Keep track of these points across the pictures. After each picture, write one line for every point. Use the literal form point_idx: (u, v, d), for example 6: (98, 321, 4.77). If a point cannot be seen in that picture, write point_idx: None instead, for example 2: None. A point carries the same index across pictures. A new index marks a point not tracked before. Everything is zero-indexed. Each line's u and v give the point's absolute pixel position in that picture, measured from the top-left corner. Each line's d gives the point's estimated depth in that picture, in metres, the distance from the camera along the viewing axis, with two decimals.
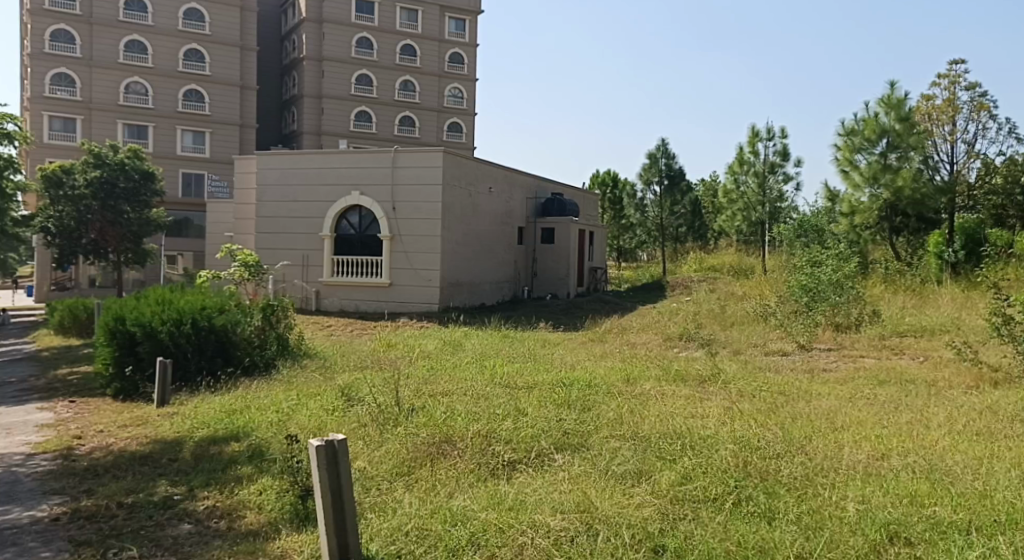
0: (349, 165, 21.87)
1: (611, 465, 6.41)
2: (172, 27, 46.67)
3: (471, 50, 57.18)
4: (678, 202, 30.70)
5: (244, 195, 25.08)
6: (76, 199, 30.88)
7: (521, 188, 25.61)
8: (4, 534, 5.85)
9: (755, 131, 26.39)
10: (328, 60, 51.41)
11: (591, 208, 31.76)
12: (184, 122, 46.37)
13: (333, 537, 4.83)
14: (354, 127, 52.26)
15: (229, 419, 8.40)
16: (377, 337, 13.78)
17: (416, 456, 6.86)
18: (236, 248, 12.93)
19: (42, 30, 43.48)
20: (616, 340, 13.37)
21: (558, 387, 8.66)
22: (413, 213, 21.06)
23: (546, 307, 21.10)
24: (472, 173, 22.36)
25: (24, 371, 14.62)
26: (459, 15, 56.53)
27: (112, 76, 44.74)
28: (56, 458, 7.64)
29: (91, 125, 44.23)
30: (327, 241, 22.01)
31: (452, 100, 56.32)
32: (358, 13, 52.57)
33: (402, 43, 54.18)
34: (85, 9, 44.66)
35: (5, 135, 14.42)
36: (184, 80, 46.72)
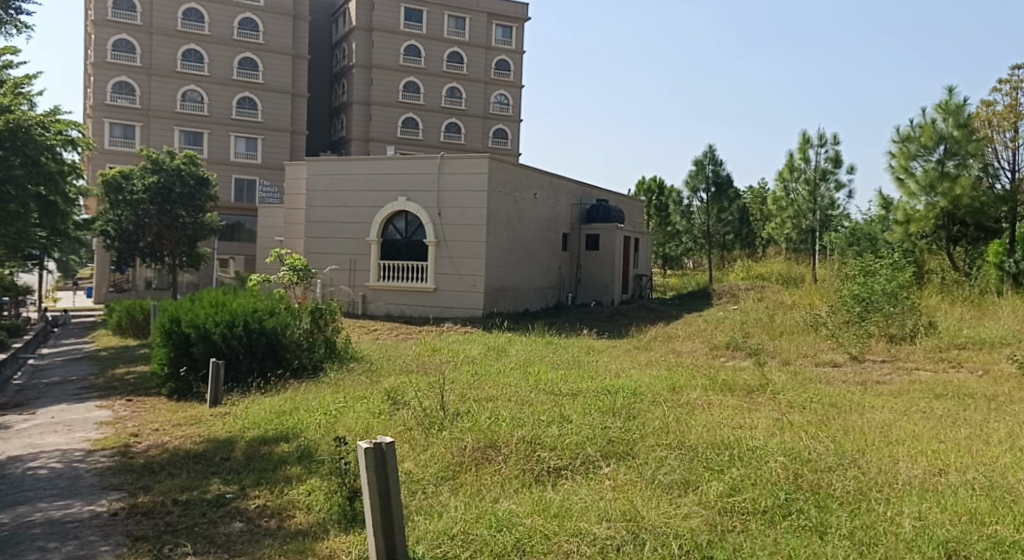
0: (397, 171, 22.12)
1: (657, 474, 6.36)
2: (227, 36, 47.76)
3: (517, 57, 57.29)
4: (725, 209, 30.31)
5: (293, 200, 25.54)
6: (134, 203, 31.94)
7: (566, 195, 25.60)
8: (66, 528, 6.06)
9: (806, 137, 25.85)
10: (377, 68, 52.14)
11: (636, 214, 31.54)
12: (238, 128, 47.51)
13: (382, 539, 4.87)
14: (401, 133, 52.86)
15: (278, 420, 8.56)
16: (421, 342, 13.90)
17: (461, 461, 6.89)
18: (286, 252, 13.16)
19: (105, 40, 44.76)
20: (661, 348, 13.29)
21: (602, 395, 8.62)
22: (458, 219, 21.20)
23: (590, 314, 21.05)
24: (518, 179, 22.43)
25: (84, 369, 15.14)
26: (506, 22, 56.65)
27: (170, 84, 46.00)
28: (115, 455, 7.88)
29: (149, 132, 45.52)
30: (374, 246, 22.36)
31: (498, 106, 56.58)
32: (406, 21, 53.20)
33: (450, 50, 54.60)
34: (146, 19, 45.93)
35: (69, 142, 14.96)
36: (238, 88, 47.89)
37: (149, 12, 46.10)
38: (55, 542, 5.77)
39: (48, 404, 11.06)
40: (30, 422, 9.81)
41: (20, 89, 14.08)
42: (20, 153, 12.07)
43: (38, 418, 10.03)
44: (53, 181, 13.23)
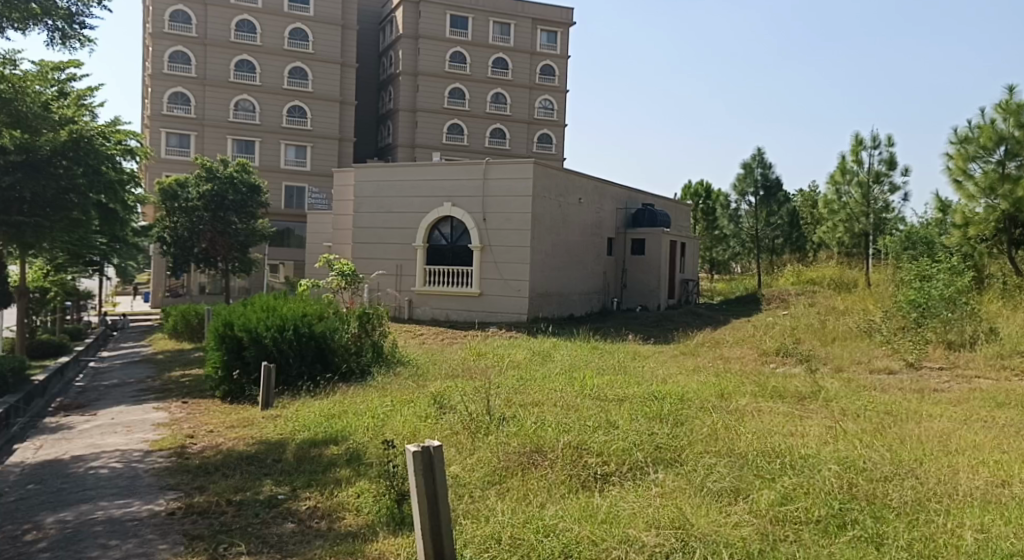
0: (442, 177, 22.31)
1: (706, 481, 6.28)
2: (278, 47, 48.80)
3: (562, 62, 57.19)
4: (773, 213, 29.89)
5: (341, 206, 25.92)
6: (190, 210, 32.78)
7: (611, 200, 25.51)
8: (127, 526, 6.25)
9: (858, 139, 25.25)
10: (423, 75, 52.74)
11: (682, 218, 31.19)
12: (288, 137, 48.58)
13: (431, 542, 4.88)
14: (446, 139, 53.40)
15: (327, 423, 8.69)
16: (467, 346, 13.98)
17: (507, 466, 6.91)
18: (334, 258, 13.37)
19: (163, 51, 45.99)
20: (709, 353, 13.13)
21: (650, 401, 8.55)
22: (503, 224, 21.28)
23: (636, 319, 20.93)
24: (562, 184, 22.39)
25: (143, 372, 15.62)
26: (551, 27, 56.68)
27: (223, 94, 47.17)
28: (172, 455, 8.09)
29: (203, 141, 46.74)
30: (420, 251, 22.56)
31: (543, 111, 56.59)
32: (452, 28, 53.70)
33: (495, 56, 54.90)
34: (201, 31, 47.11)
35: (128, 151, 15.48)
36: (288, 97, 48.92)
37: (204, 24, 47.26)
38: (116, 540, 5.96)
39: (108, 406, 11.43)
40: (92, 423, 10.14)
41: (82, 101, 14.63)
42: (82, 162, 12.84)
43: (99, 419, 10.38)
44: (113, 190, 13.82)
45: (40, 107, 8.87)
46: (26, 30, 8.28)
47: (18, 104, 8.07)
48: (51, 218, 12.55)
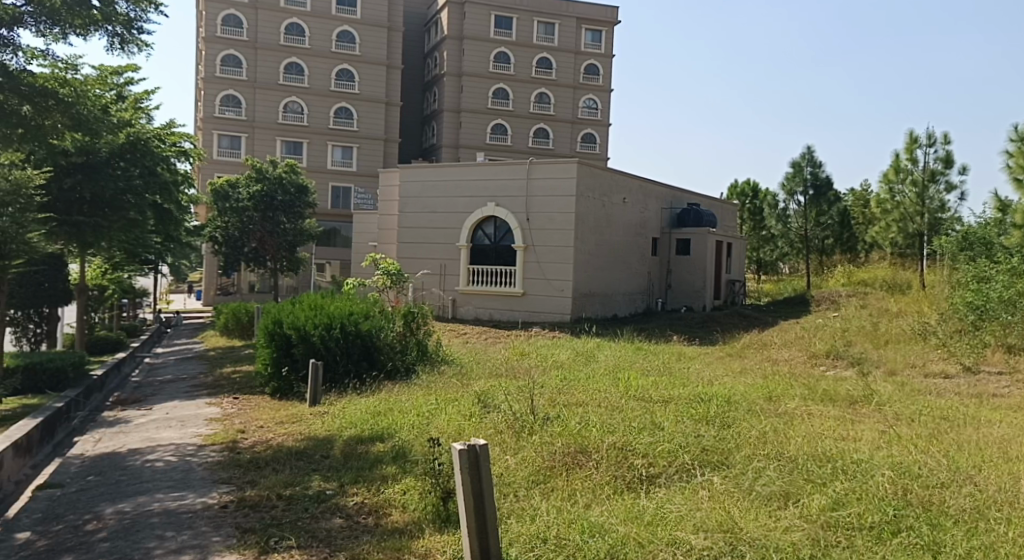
0: (486, 178, 22.43)
1: (755, 485, 6.20)
2: (326, 49, 49.50)
3: (606, 61, 56.91)
4: (824, 212, 29.22)
5: (386, 206, 26.22)
6: (240, 210, 33.48)
7: (655, 199, 25.30)
8: (181, 518, 6.41)
9: (913, 137, 24.65)
10: (468, 76, 53.05)
11: (729, 218, 30.93)
12: (335, 138, 49.26)
13: (477, 538, 4.89)
14: (490, 139, 53.52)
15: (374, 420, 8.81)
16: (511, 346, 14.03)
17: (552, 465, 6.91)
18: (380, 257, 13.61)
19: (215, 55, 47.01)
20: (756, 355, 12.98)
21: (696, 403, 8.47)
22: (546, 224, 21.29)
23: (681, 320, 20.77)
24: (606, 184, 22.28)
25: (197, 368, 16.03)
26: (595, 26, 56.42)
27: (273, 97, 48.03)
28: (224, 450, 8.28)
29: (254, 142, 47.69)
30: (463, 250, 22.72)
31: (587, 111, 56.40)
32: (496, 28, 53.87)
33: (539, 56, 54.90)
34: (252, 35, 48.02)
35: (183, 152, 15.91)
36: (336, 98, 49.59)
37: (255, 27, 48.14)
38: (172, 531, 6.12)
39: (163, 401, 11.75)
40: (148, 417, 10.44)
41: (140, 104, 15.06)
42: (140, 163, 13.71)
43: (155, 413, 10.66)
44: (167, 189, 14.55)
45: (99, 110, 9.07)
46: (87, 35, 8.47)
47: (79, 107, 8.21)
48: (109, 217, 13.16)
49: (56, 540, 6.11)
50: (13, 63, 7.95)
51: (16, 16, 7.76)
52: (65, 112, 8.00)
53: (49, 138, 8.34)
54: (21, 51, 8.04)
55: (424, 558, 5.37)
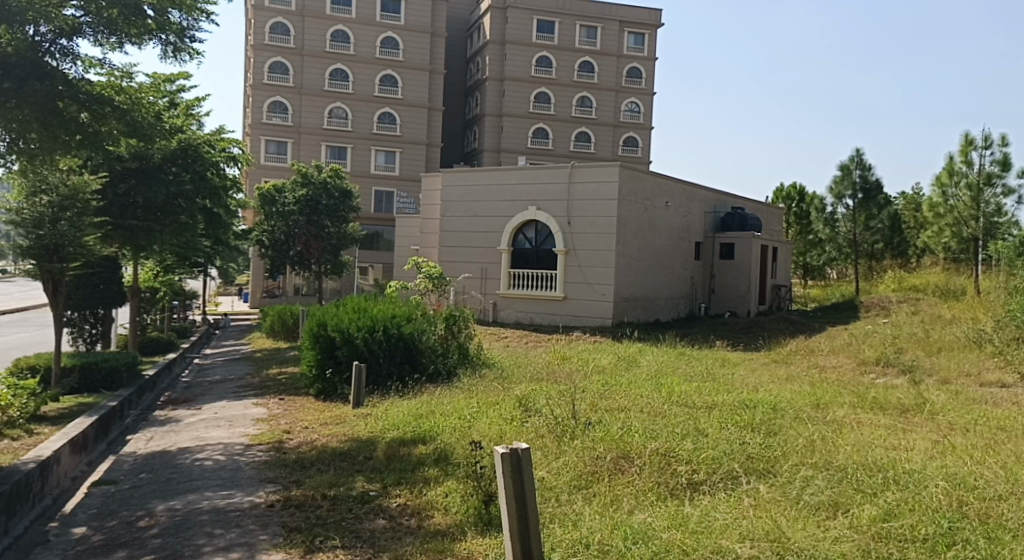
0: (526, 181, 22.50)
1: (802, 494, 6.09)
2: (371, 55, 50.09)
3: (649, 64, 56.51)
4: (873, 216, 28.65)
5: (428, 210, 26.44)
6: (286, 214, 34.05)
7: (699, 203, 25.04)
8: (230, 516, 6.54)
9: (968, 139, 23.99)
10: (510, 80, 53.26)
11: (774, 222, 30.55)
12: (378, 142, 49.85)
13: (519, 543, 4.82)
14: (532, 144, 53.65)
15: (416, 423, 8.87)
16: (551, 350, 14.02)
17: (594, 471, 6.89)
18: (423, 260, 13.87)
19: (263, 62, 47.97)
20: (803, 362, 12.77)
21: (740, 410, 8.37)
22: (588, 228, 21.23)
23: (725, 325, 20.50)
24: (649, 187, 22.15)
25: (245, 369, 16.36)
26: (639, 29, 56.10)
27: (318, 103, 48.83)
28: (271, 450, 8.44)
29: (300, 147, 48.53)
30: (505, 254, 22.85)
31: (629, 114, 56.17)
32: (539, 32, 53.99)
33: (581, 60, 54.84)
34: (298, 42, 48.81)
35: (231, 158, 16.30)
36: (379, 103, 50.14)
37: (301, 34, 48.93)
38: (221, 529, 6.25)
39: (211, 401, 12.02)
40: (198, 416, 10.70)
41: (191, 110, 15.44)
42: (191, 169, 14.15)
43: (204, 413, 10.91)
44: (216, 194, 14.98)
45: (153, 116, 9.34)
46: (141, 44, 8.73)
47: (134, 113, 8.51)
48: (162, 221, 13.55)
49: (111, 535, 6.29)
50: (72, 72, 8.23)
51: (76, 27, 8.00)
52: (121, 119, 8.29)
53: (105, 144, 8.61)
54: (79, 60, 8.31)
55: None
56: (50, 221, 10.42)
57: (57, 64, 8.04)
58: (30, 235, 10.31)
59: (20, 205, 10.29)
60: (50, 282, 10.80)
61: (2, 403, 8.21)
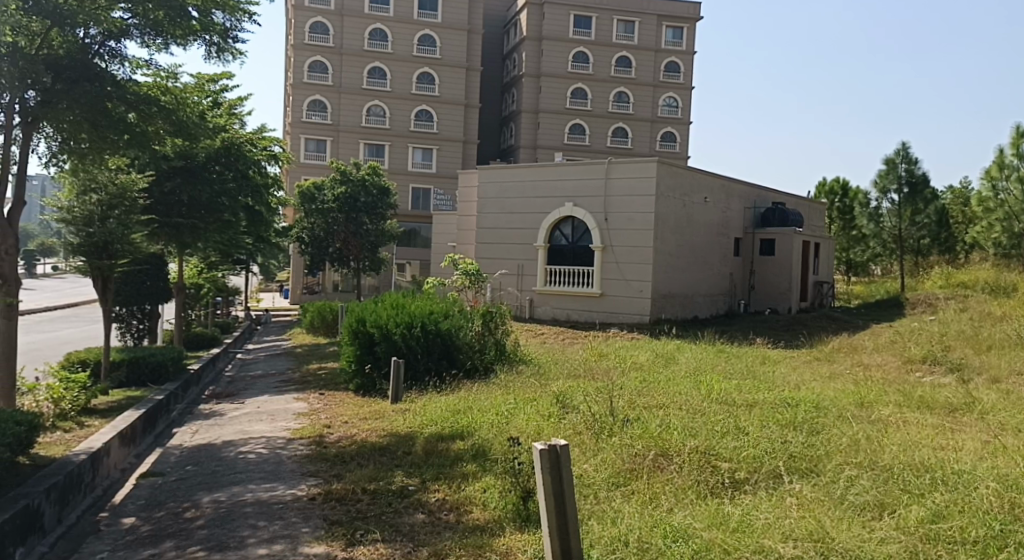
0: (562, 178, 22.50)
1: (846, 494, 5.98)
2: (408, 53, 50.43)
3: (688, 58, 55.89)
4: (920, 211, 27.99)
5: (465, 207, 26.56)
6: (325, 212, 34.48)
7: (738, 199, 24.73)
8: (273, 509, 6.65)
9: (1019, 131, 23.33)
10: (546, 76, 53.22)
11: (816, 218, 30.07)
12: (415, 140, 50.20)
13: (558, 540, 4.78)
14: (568, 140, 53.56)
15: (454, 418, 8.93)
16: (589, 346, 13.99)
17: (633, 468, 6.86)
18: (459, 258, 13.96)
19: (303, 62, 48.62)
20: (847, 360, 12.57)
21: (781, 408, 8.26)
22: (625, 224, 21.14)
23: (765, 322, 20.23)
24: (687, 183, 21.94)
25: (286, 364, 16.65)
26: (677, 23, 55.45)
27: (357, 101, 49.32)
28: (312, 444, 8.58)
29: (338, 146, 49.09)
30: (542, 251, 22.86)
31: (667, 109, 55.66)
32: (576, 28, 53.81)
33: (619, 55, 54.52)
34: (337, 41, 49.38)
35: (272, 156, 16.57)
36: (417, 101, 50.46)
37: (340, 34, 49.45)
38: (264, 521, 6.36)
39: (255, 395, 12.25)
40: (241, 410, 10.91)
41: (233, 110, 15.71)
42: (234, 167, 14.51)
43: (247, 407, 11.12)
44: (258, 192, 15.33)
45: (198, 116, 9.53)
46: (187, 44, 8.90)
47: (179, 113, 8.69)
48: (205, 219, 13.86)
49: (159, 526, 6.44)
50: (120, 73, 8.45)
51: (124, 29, 8.23)
52: (166, 118, 8.48)
53: (152, 144, 8.81)
54: (127, 62, 8.53)
55: (506, 555, 5.36)
56: (99, 218, 10.72)
57: (106, 66, 8.28)
58: (80, 233, 10.64)
59: (71, 204, 10.61)
60: (99, 279, 11.12)
61: (54, 397, 8.52)
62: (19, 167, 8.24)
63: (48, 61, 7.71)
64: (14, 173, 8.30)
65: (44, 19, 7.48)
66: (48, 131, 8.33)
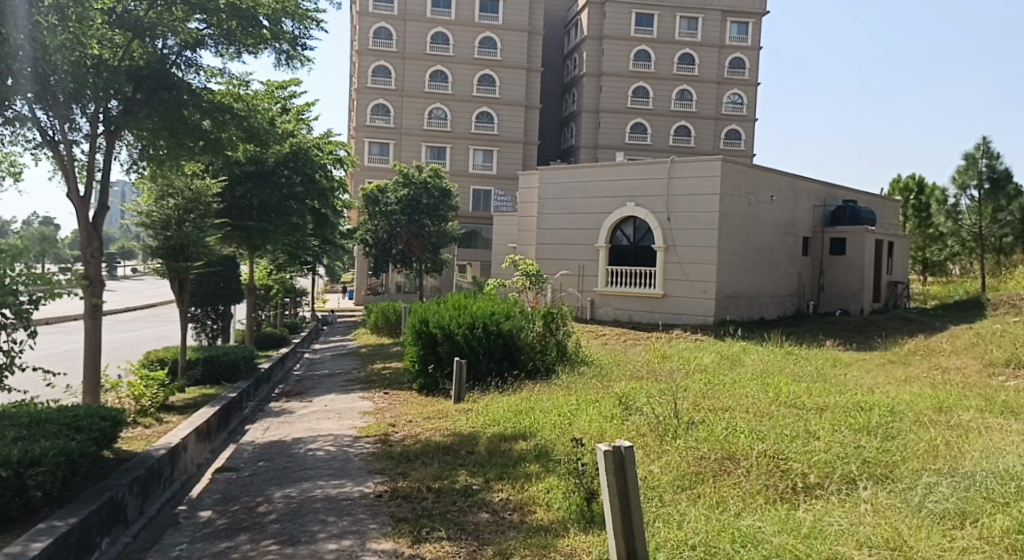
0: (624, 177, 22.38)
1: (924, 502, 5.72)
2: (469, 56, 50.85)
3: (754, 54, 54.79)
4: (1002, 207, 26.81)
5: (526, 208, 26.63)
6: (389, 214, 35.03)
7: (807, 196, 24.09)
8: (341, 505, 6.80)
9: None
10: (607, 76, 52.89)
11: (890, 215, 29.13)
12: (476, 142, 50.58)
13: (623, 542, 4.64)
14: (630, 139, 53.12)
15: (516, 418, 8.99)
16: (652, 348, 13.91)
17: (698, 472, 6.75)
18: (520, 258, 14.02)
19: (367, 67, 49.49)
20: (924, 362, 12.14)
21: (854, 412, 8.03)
22: (688, 223, 20.87)
23: (835, 323, 19.66)
24: (753, 181, 21.48)
25: (352, 363, 17.02)
26: (742, 19, 54.41)
27: (419, 104, 49.98)
28: (378, 442, 8.75)
29: (401, 149, 49.85)
30: (603, 251, 22.76)
31: (731, 106, 54.71)
32: (637, 26, 53.38)
33: (682, 52, 53.89)
34: (400, 46, 50.12)
35: (338, 160, 16.98)
36: (478, 103, 50.82)
37: (403, 38, 50.17)
38: (333, 516, 6.51)
39: (322, 394, 12.55)
40: (309, 408, 11.21)
41: (302, 116, 16.12)
42: (302, 171, 14.96)
43: (315, 405, 11.41)
44: (325, 195, 15.80)
45: (268, 122, 9.83)
46: (258, 53, 9.19)
47: (250, 119, 8.98)
48: (275, 222, 14.32)
49: (234, 519, 6.66)
50: (195, 82, 8.81)
51: (199, 39, 8.58)
52: (238, 125, 8.76)
53: (226, 150, 9.12)
54: (202, 71, 8.89)
55: (570, 556, 5.32)
56: (176, 222, 11.15)
57: (183, 75, 8.63)
58: (159, 236, 11.09)
59: (150, 208, 11.01)
60: (176, 280, 11.57)
61: (135, 394, 8.96)
62: (103, 174, 8.69)
63: (130, 71, 8.11)
64: (99, 180, 8.74)
65: (126, 32, 7.95)
66: (129, 139, 8.75)
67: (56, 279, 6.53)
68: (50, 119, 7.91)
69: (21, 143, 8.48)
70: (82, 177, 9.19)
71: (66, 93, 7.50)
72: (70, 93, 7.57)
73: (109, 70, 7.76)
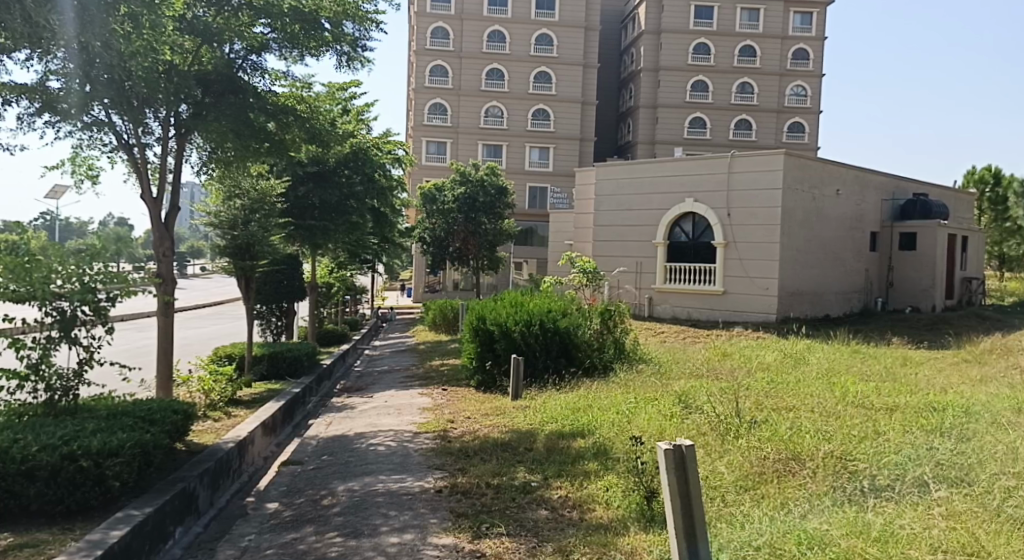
0: (681, 173, 22.10)
1: (1005, 506, 5.44)
2: (525, 53, 50.92)
3: (818, 45, 53.47)
4: None
5: (583, 205, 26.55)
6: (446, 212, 35.31)
7: (874, 190, 23.30)
8: (403, 499, 6.90)
9: None
10: (664, 70, 52.22)
11: (964, 209, 28.01)
12: (532, 139, 50.63)
13: (685, 542, 4.51)
14: (688, 134, 52.37)
15: (574, 416, 8.96)
16: (712, 345, 13.71)
17: (762, 472, 6.62)
18: (578, 256, 13.98)
19: (425, 66, 50.05)
20: (1002, 362, 11.65)
21: (925, 413, 7.75)
22: (748, 219, 20.50)
23: (902, 321, 19.00)
24: (817, 175, 20.91)
25: (411, 360, 17.22)
26: (805, 9, 53.23)
27: (476, 103, 50.32)
28: (437, 438, 8.87)
29: (458, 147, 50.23)
30: (661, 248, 22.52)
31: (795, 98, 53.44)
32: (696, 19, 52.58)
33: (743, 44, 52.88)
34: (457, 45, 50.51)
35: (396, 159, 17.23)
36: (534, 101, 50.84)
37: (460, 38, 50.55)
38: (395, 511, 6.61)
39: (383, 390, 12.76)
40: (370, 404, 11.42)
41: (362, 116, 16.37)
42: (362, 171, 15.23)
43: (375, 401, 11.61)
44: (383, 195, 16.07)
45: (329, 123, 10.04)
46: (320, 56, 9.39)
47: (312, 121, 9.23)
48: (336, 221, 14.67)
49: (299, 511, 6.84)
50: (260, 85, 9.07)
51: (264, 43, 8.82)
52: (300, 126, 8.98)
53: (288, 151, 9.36)
54: (267, 74, 9.13)
55: (631, 555, 5.27)
56: (242, 222, 11.46)
57: (249, 78, 8.90)
58: (226, 235, 11.45)
59: (218, 209, 11.38)
60: (243, 279, 11.95)
61: (205, 388, 9.27)
62: (174, 176, 9.06)
63: (199, 75, 8.40)
64: (170, 181, 9.10)
65: (195, 37, 8.21)
66: (198, 142, 9.08)
67: (132, 277, 6.71)
68: (125, 123, 8.25)
69: (99, 146, 8.86)
70: (154, 179, 9.56)
71: (138, 98, 7.86)
72: (142, 98, 7.92)
73: (179, 76, 8.06)
